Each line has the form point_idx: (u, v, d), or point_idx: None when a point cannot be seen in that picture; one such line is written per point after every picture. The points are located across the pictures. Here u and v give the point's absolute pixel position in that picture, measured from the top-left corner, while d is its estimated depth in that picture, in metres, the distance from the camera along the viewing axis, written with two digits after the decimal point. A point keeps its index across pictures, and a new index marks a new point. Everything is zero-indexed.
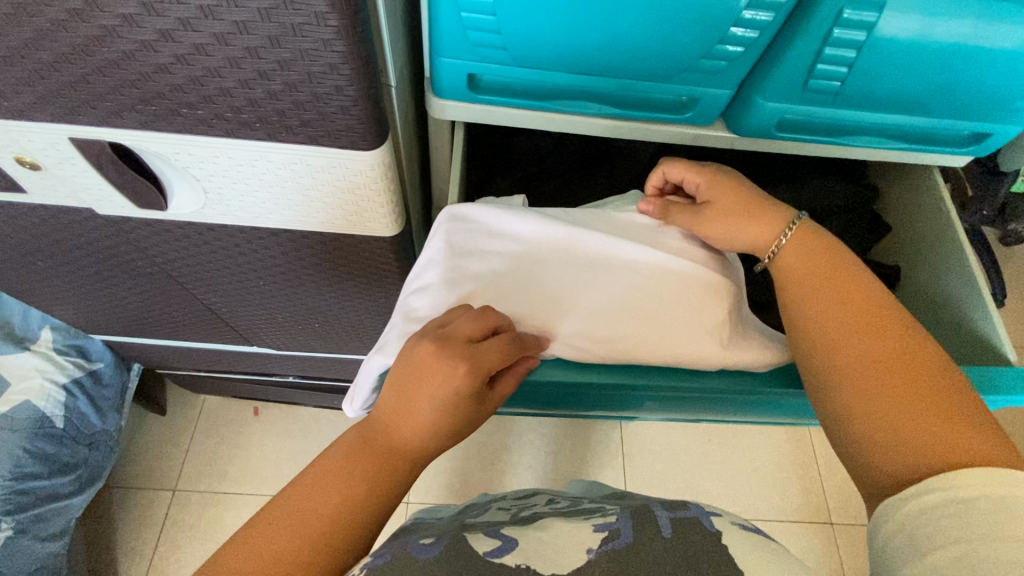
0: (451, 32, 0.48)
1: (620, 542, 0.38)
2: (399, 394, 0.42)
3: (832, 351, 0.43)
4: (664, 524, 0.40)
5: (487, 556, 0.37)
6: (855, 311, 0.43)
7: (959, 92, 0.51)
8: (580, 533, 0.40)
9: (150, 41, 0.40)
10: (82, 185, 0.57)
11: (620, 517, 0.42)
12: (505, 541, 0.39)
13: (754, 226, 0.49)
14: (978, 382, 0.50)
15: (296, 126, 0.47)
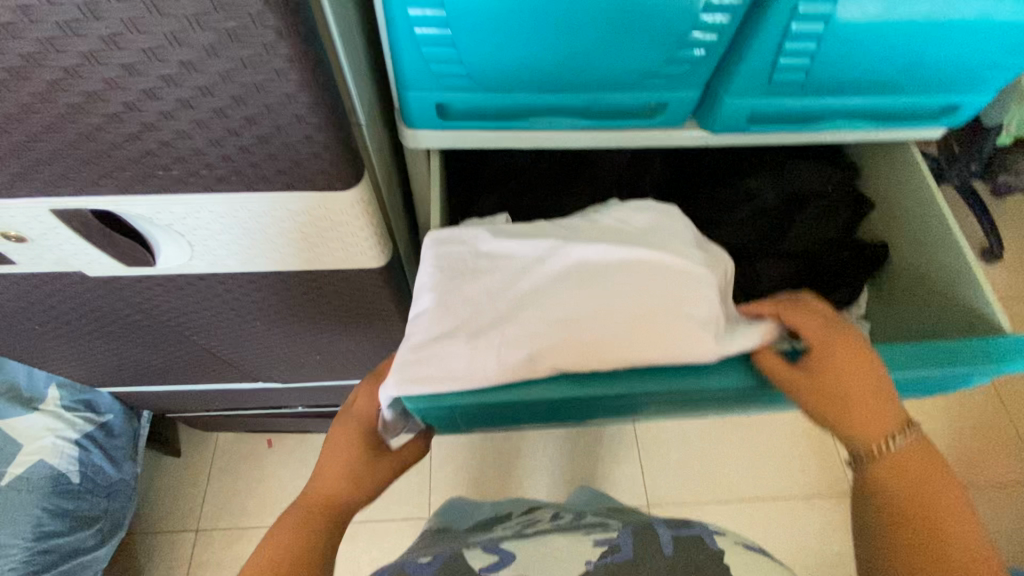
0: (415, 65, 0.48)
1: (620, 557, 0.44)
2: (330, 470, 0.49)
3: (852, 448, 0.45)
4: (666, 543, 0.46)
5: (484, 571, 0.44)
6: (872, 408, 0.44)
7: (925, 69, 0.52)
8: (581, 549, 0.46)
9: (117, 112, 0.40)
10: (69, 251, 0.57)
11: (621, 535, 0.48)
12: (503, 556, 0.46)
13: (873, 415, 0.44)
14: (973, 352, 0.51)
15: (271, 176, 0.47)
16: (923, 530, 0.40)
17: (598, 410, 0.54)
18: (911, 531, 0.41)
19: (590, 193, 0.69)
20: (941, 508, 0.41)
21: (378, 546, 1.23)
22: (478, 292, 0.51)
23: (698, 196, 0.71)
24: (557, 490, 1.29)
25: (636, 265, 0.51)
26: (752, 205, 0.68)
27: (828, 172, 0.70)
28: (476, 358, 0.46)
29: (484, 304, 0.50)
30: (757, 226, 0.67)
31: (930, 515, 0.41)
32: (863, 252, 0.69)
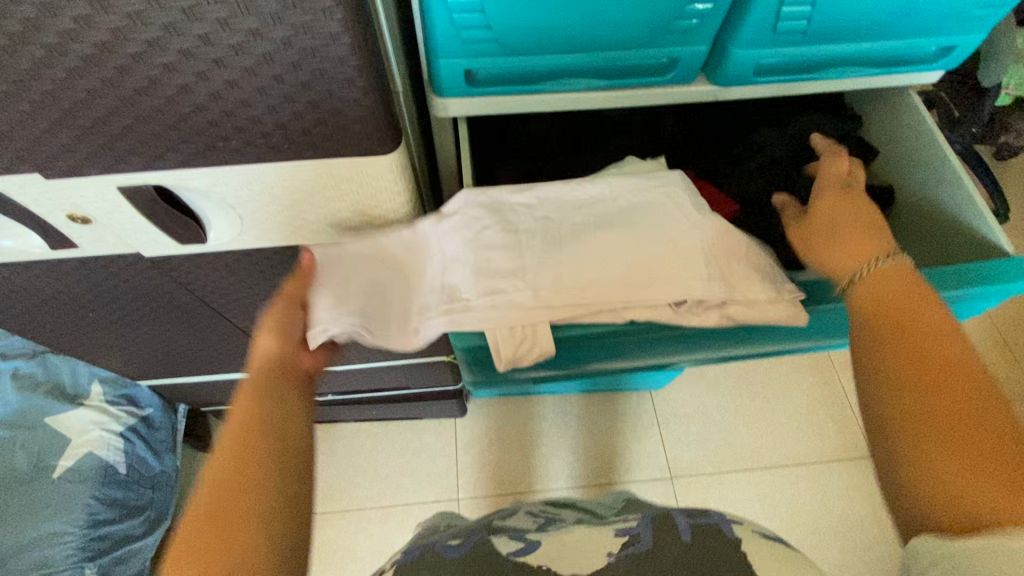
0: (445, 33, 0.52)
1: (641, 546, 0.49)
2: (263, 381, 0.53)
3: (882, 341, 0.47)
4: (684, 530, 0.51)
5: (509, 557, 0.51)
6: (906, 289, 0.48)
7: (918, 11, 0.55)
8: (603, 541, 0.52)
9: (188, 84, 0.44)
10: (128, 230, 0.61)
11: (639, 522, 0.54)
12: (528, 546, 0.53)
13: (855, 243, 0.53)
14: (983, 274, 0.57)
15: (319, 142, 0.52)
16: (928, 367, 0.43)
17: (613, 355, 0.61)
18: (917, 369, 0.44)
19: (606, 155, 0.73)
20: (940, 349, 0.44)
21: (410, 527, 1.27)
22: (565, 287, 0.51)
23: (706, 155, 0.74)
24: (580, 466, 1.32)
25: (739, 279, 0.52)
26: (761, 157, 0.71)
27: (833, 121, 0.72)
28: (517, 223, 0.54)
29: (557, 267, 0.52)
30: (766, 177, 0.70)
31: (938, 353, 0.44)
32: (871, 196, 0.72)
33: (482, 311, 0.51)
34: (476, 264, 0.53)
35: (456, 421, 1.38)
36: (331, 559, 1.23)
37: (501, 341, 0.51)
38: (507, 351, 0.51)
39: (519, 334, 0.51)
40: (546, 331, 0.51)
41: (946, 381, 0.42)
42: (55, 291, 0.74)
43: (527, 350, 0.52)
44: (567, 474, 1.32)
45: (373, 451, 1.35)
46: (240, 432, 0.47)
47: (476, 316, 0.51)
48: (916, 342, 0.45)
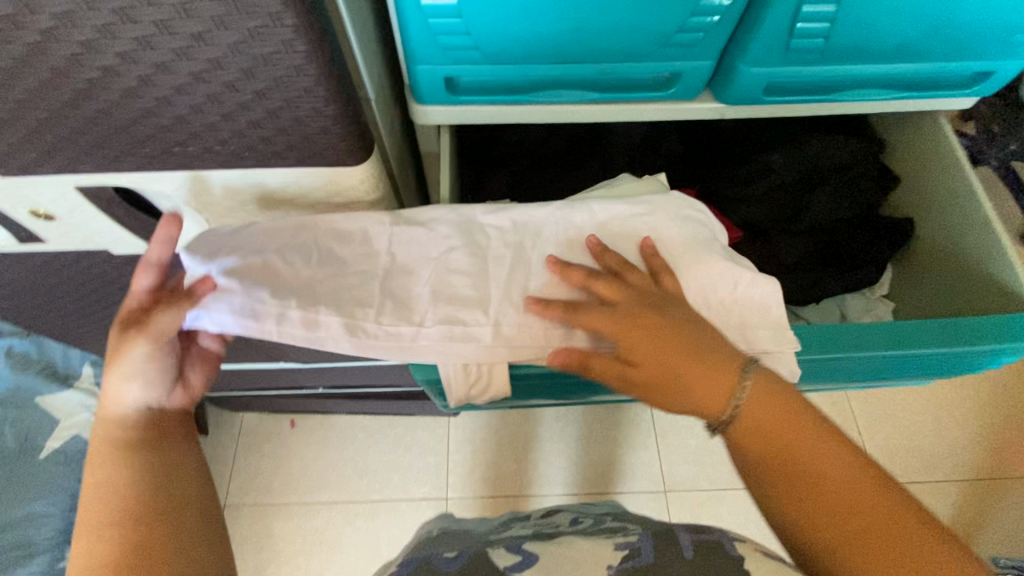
0: (422, 38, 0.48)
1: (641, 561, 0.43)
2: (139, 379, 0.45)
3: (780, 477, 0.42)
4: (686, 545, 0.45)
5: (507, 570, 0.43)
6: (772, 421, 0.44)
7: (952, 33, 0.49)
8: (600, 551, 0.44)
9: (132, 87, 0.41)
10: (94, 229, 0.59)
11: (640, 537, 0.46)
12: (526, 556, 0.45)
13: (712, 381, 0.45)
14: (983, 330, 0.54)
15: (282, 151, 0.48)
16: (797, 479, 0.41)
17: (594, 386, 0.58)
18: (787, 484, 0.42)
19: (603, 170, 0.68)
20: (806, 453, 0.42)
21: (397, 524, 1.25)
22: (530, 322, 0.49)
23: (711, 174, 0.70)
24: (573, 474, 1.29)
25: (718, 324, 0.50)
26: (770, 180, 0.66)
27: (852, 145, 0.67)
28: (488, 248, 0.52)
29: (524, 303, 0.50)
30: (774, 203, 0.66)
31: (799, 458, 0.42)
32: (888, 228, 0.68)
33: (441, 344, 0.49)
34: (439, 290, 0.51)
35: (449, 421, 1.36)
36: (316, 552, 1.22)
37: (454, 377, 0.50)
38: (461, 386, 0.51)
39: (475, 372, 0.50)
40: (503, 372, 0.51)
41: (819, 486, 0.41)
42: (31, 281, 0.72)
43: (482, 389, 0.52)
44: (558, 481, 1.29)
45: (364, 445, 1.33)
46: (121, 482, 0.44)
47: (433, 348, 0.49)
48: (776, 454, 0.43)
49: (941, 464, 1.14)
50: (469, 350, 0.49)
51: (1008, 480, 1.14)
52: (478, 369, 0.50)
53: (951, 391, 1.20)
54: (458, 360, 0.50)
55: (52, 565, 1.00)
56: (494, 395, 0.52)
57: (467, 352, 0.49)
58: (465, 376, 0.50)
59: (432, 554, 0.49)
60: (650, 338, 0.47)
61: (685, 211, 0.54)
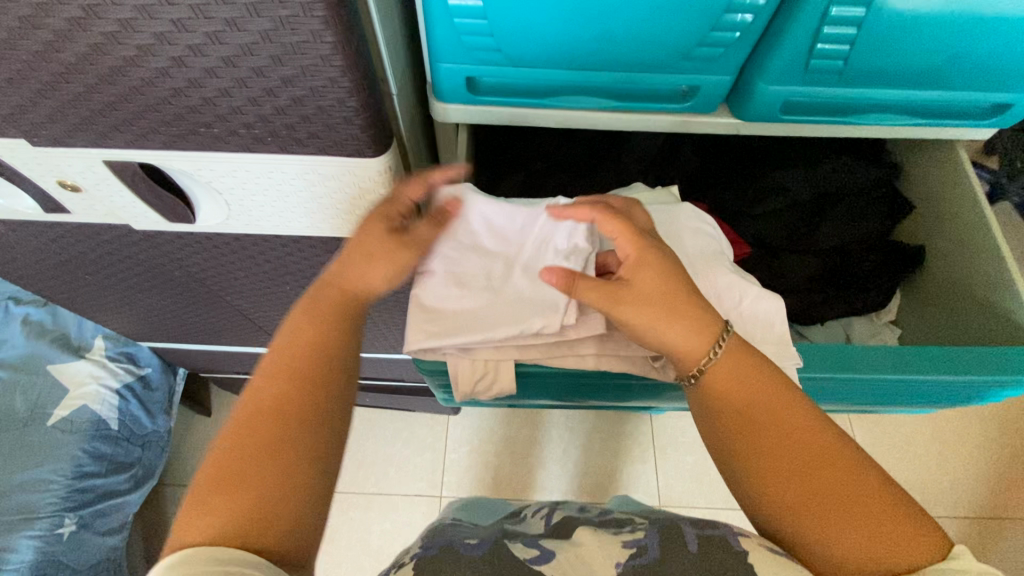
0: (447, 38, 0.49)
1: (648, 558, 0.42)
2: (371, 254, 0.47)
3: (752, 434, 0.42)
4: (690, 540, 0.44)
5: (530, 564, 0.44)
6: (749, 374, 0.43)
7: (974, 62, 0.49)
8: (609, 547, 0.44)
9: (165, 67, 0.42)
10: (117, 203, 0.61)
11: (648, 532, 0.45)
12: (544, 552, 0.45)
13: (687, 330, 0.44)
14: (986, 360, 0.54)
15: (303, 139, 0.50)
16: (767, 436, 0.41)
17: (594, 390, 0.59)
18: (756, 446, 0.41)
19: (616, 179, 0.69)
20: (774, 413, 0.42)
21: (391, 519, 1.26)
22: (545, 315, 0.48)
23: (723, 189, 0.70)
24: (568, 481, 1.29)
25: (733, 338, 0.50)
26: (783, 199, 0.66)
27: (868, 169, 0.67)
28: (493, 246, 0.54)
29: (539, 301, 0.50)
30: (785, 222, 0.66)
31: (772, 421, 0.42)
32: (899, 254, 0.67)
33: (452, 333, 0.49)
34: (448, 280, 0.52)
35: (448, 419, 1.36)
36: None
37: (461, 373, 0.51)
38: (466, 384, 0.51)
39: (482, 368, 0.51)
40: (508, 369, 0.51)
41: (785, 445, 0.41)
42: (52, 251, 0.75)
43: (488, 386, 0.52)
44: (554, 487, 1.29)
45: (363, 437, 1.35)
46: (291, 390, 0.40)
47: (441, 337, 0.49)
48: (748, 416, 0.42)
49: (942, 499, 1.13)
50: (477, 345, 0.50)
51: (1010, 521, 1.12)
52: (485, 365, 0.51)
53: (957, 426, 1.19)
54: (467, 354, 0.50)
55: (52, 530, 1.03)
56: (500, 392, 0.53)
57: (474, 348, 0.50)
58: (470, 372, 0.51)
59: (455, 539, 0.51)
60: (647, 286, 0.45)
61: (693, 220, 0.55)
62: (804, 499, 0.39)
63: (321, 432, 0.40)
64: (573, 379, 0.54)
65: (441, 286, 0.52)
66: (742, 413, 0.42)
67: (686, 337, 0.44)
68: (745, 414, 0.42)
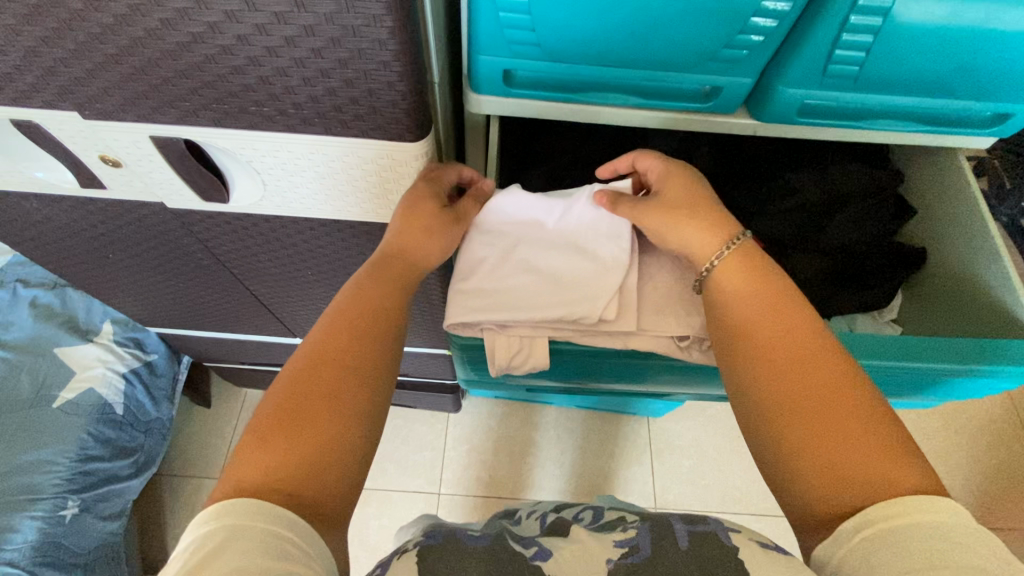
0: (489, 30, 0.52)
1: (640, 556, 0.45)
2: (418, 229, 0.52)
3: (751, 334, 0.46)
4: (682, 536, 0.46)
5: (529, 558, 0.46)
6: (764, 291, 0.47)
7: (978, 74, 0.53)
8: (602, 545, 0.47)
9: (228, 45, 0.45)
10: (155, 180, 0.63)
11: (639, 531, 0.48)
12: (541, 547, 0.48)
13: (695, 229, 0.50)
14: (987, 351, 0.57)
15: (349, 120, 0.52)
16: (764, 339, 0.45)
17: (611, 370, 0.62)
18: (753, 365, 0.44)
19: None
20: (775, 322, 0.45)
21: (389, 514, 1.27)
22: (585, 301, 0.53)
23: (735, 188, 0.73)
24: (565, 480, 1.31)
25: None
26: (794, 200, 0.70)
27: (874, 173, 0.71)
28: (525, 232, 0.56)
29: (577, 288, 0.53)
30: (796, 221, 0.69)
31: (770, 346, 0.44)
32: (901, 255, 0.71)
33: (491, 314, 0.53)
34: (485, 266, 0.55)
35: (449, 416, 1.38)
36: None
37: (498, 349, 0.55)
38: (503, 358, 0.55)
39: (518, 345, 0.55)
40: (543, 346, 0.55)
41: (775, 347, 0.44)
42: (79, 228, 0.76)
43: (523, 360, 0.56)
44: (550, 487, 1.30)
45: None
46: (337, 367, 0.44)
47: (480, 316, 0.53)
48: (748, 321, 0.46)
49: None
50: (514, 323, 0.54)
51: (995, 529, 1.15)
52: (520, 342, 0.55)
53: (945, 436, 1.22)
54: (503, 331, 0.54)
55: (55, 512, 1.03)
56: (534, 368, 0.57)
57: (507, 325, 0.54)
58: (507, 347, 0.54)
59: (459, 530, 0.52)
60: (671, 194, 0.52)
61: None
62: (791, 400, 0.42)
63: (367, 418, 0.44)
64: (595, 353, 0.58)
65: (485, 271, 0.55)
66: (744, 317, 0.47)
67: (697, 236, 0.50)
68: (744, 333, 0.46)
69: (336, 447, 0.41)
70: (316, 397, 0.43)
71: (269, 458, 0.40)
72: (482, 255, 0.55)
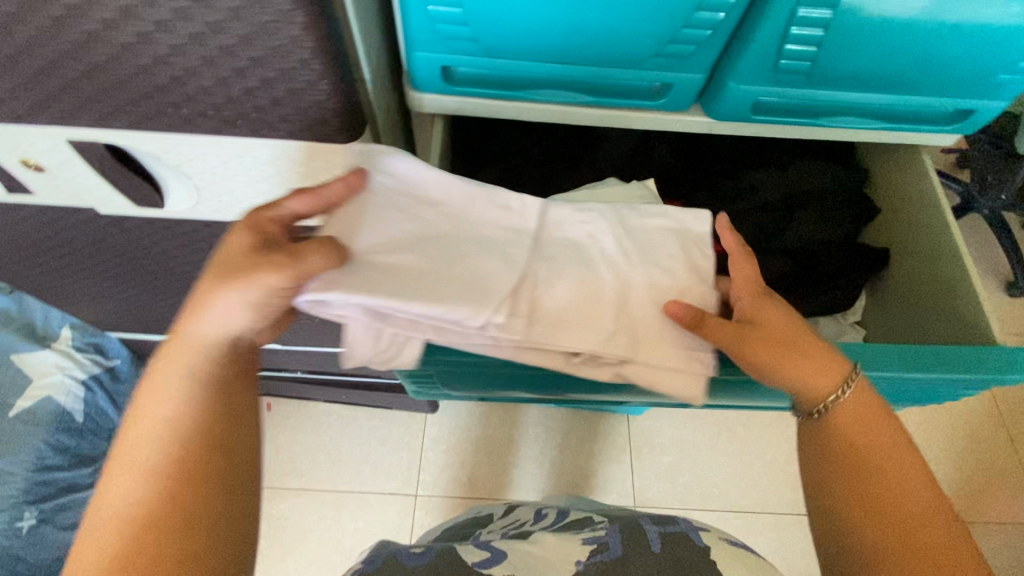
0: (421, 26, 0.49)
1: (610, 554, 0.45)
2: (220, 281, 0.42)
3: (855, 469, 0.45)
4: (654, 539, 0.47)
5: (476, 566, 0.44)
6: (872, 427, 0.45)
7: (937, 68, 0.51)
8: (568, 546, 0.46)
9: (131, 44, 0.42)
10: (84, 185, 0.59)
11: (608, 532, 0.49)
12: (494, 553, 0.46)
13: (814, 369, 0.46)
14: (964, 358, 0.55)
15: (275, 122, 0.49)
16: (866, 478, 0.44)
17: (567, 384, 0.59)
18: (868, 507, 0.43)
19: (593, 175, 0.70)
20: (884, 466, 0.44)
21: (363, 517, 1.24)
22: (474, 302, 0.47)
23: (696, 189, 0.71)
24: (544, 481, 1.29)
25: (652, 336, 0.50)
26: (753, 200, 0.68)
27: (836, 174, 0.69)
28: (421, 212, 0.52)
29: (468, 286, 0.48)
30: (755, 222, 0.67)
31: (875, 488, 0.43)
32: (866, 257, 0.69)
33: (369, 292, 0.45)
34: (374, 233, 0.50)
35: (426, 417, 1.35)
36: (278, 539, 1.21)
37: (359, 343, 0.49)
38: (367, 354, 0.49)
39: (383, 341, 0.49)
40: (416, 348, 0.50)
41: (881, 491, 0.43)
42: (14, 234, 0.72)
43: (387, 358, 0.50)
44: (529, 487, 1.29)
45: (336, 432, 1.32)
46: (166, 433, 0.40)
47: (354, 289, 0.45)
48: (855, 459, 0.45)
49: None
50: (392, 313, 0.47)
51: (973, 524, 1.15)
52: (389, 342, 0.49)
53: (924, 431, 1.21)
54: (372, 325, 0.48)
55: (11, 523, 1.01)
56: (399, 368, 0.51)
57: (380, 314, 0.47)
58: (372, 342, 0.49)
59: (399, 550, 0.50)
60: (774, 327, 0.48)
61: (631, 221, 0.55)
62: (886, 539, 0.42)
63: (219, 480, 0.40)
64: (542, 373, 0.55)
65: (366, 246, 0.49)
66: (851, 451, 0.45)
67: (806, 367, 0.47)
68: (868, 474, 0.44)
69: (189, 521, 0.38)
70: (148, 465, 0.39)
71: (105, 533, 0.37)
72: (365, 242, 0.49)
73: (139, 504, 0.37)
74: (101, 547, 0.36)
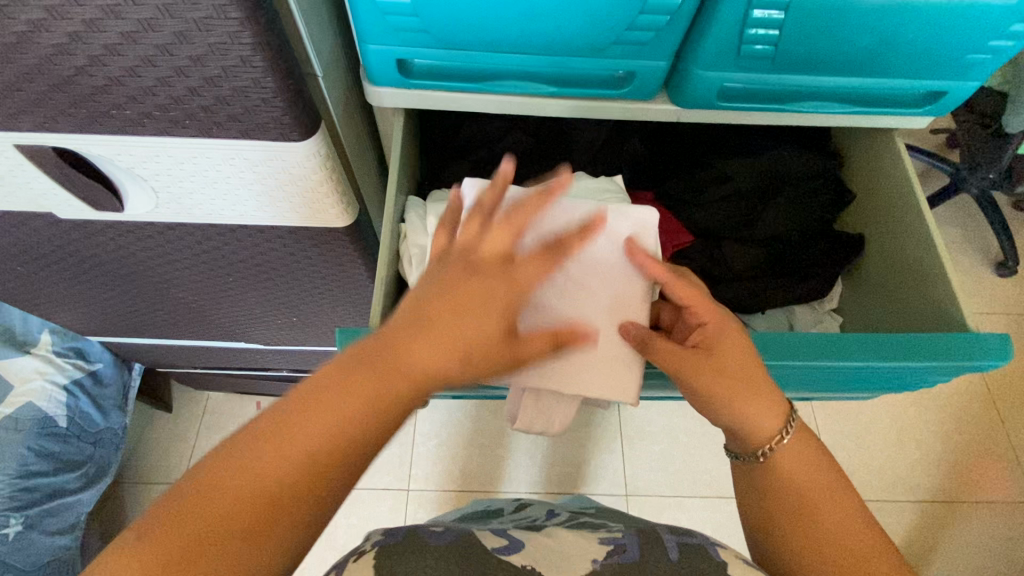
0: (371, 17, 0.48)
1: (627, 557, 0.41)
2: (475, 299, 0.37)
3: (794, 509, 0.42)
4: (671, 547, 0.43)
5: (497, 553, 0.41)
6: (815, 477, 0.43)
7: (903, 49, 0.49)
8: (584, 546, 0.43)
9: (63, 44, 0.41)
10: (38, 190, 0.58)
11: (627, 534, 0.45)
12: (512, 540, 0.44)
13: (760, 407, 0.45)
14: (921, 344, 0.54)
15: (224, 122, 0.48)
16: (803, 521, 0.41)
17: None
18: (803, 550, 0.40)
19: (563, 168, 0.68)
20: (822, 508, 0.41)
21: (357, 512, 1.24)
22: None
23: (669, 179, 0.70)
24: (537, 472, 1.29)
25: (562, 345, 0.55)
26: (726, 188, 0.67)
27: (810, 159, 0.68)
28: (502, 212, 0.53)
29: None
30: (728, 210, 0.66)
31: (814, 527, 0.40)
32: (842, 244, 0.68)
33: None
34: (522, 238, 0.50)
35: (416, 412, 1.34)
36: None
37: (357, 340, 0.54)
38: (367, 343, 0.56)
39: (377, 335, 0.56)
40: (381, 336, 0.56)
41: (820, 536, 0.40)
42: None
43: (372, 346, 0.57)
44: (521, 479, 1.28)
45: None
46: (339, 446, 0.33)
47: None
48: (797, 506, 0.41)
49: (897, 483, 1.16)
50: None
51: (963, 504, 1.15)
52: None
53: (913, 412, 1.21)
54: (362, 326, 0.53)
55: None
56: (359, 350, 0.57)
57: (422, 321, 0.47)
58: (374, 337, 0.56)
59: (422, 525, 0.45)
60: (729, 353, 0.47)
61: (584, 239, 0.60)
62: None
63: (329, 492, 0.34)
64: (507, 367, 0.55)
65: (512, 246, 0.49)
66: (791, 492, 0.42)
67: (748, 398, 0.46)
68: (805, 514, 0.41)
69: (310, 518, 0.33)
70: (305, 462, 0.33)
71: (240, 492, 0.31)
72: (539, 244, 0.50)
73: (264, 488, 0.32)
74: (216, 506, 0.31)
